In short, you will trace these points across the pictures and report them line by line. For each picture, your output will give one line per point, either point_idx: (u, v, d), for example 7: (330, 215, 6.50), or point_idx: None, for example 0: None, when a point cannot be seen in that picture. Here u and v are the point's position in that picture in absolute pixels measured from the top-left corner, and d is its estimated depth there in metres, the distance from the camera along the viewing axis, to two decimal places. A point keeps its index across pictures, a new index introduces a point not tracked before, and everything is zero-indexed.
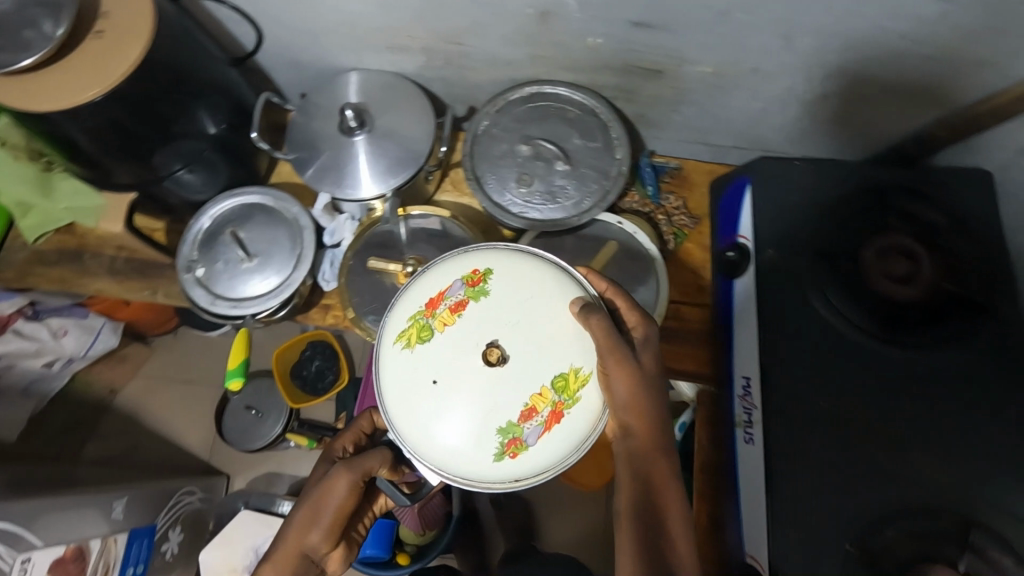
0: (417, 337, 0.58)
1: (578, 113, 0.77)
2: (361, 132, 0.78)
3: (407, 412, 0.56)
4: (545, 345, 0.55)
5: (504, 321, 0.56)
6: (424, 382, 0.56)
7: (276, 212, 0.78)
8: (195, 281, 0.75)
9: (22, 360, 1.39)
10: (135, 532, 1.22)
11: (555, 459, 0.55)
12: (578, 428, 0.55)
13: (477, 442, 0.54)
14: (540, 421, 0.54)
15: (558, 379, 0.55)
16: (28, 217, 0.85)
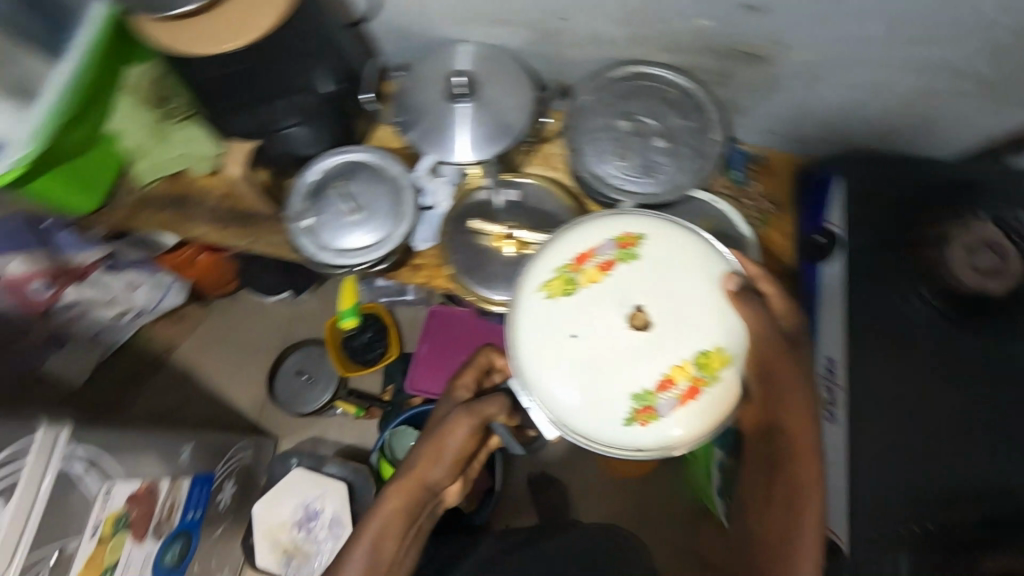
0: (561, 288, 0.62)
1: (676, 93, 0.80)
2: (466, 100, 0.81)
3: (548, 361, 0.60)
4: (690, 317, 0.59)
5: (658, 290, 0.59)
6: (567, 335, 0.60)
7: (379, 170, 0.82)
8: (303, 230, 0.80)
9: (97, 308, 1.47)
10: (197, 478, 1.29)
11: (682, 429, 0.59)
12: (709, 404, 0.59)
13: (611, 402, 0.59)
14: (675, 392, 0.58)
15: (700, 355, 0.58)
16: (142, 162, 0.90)
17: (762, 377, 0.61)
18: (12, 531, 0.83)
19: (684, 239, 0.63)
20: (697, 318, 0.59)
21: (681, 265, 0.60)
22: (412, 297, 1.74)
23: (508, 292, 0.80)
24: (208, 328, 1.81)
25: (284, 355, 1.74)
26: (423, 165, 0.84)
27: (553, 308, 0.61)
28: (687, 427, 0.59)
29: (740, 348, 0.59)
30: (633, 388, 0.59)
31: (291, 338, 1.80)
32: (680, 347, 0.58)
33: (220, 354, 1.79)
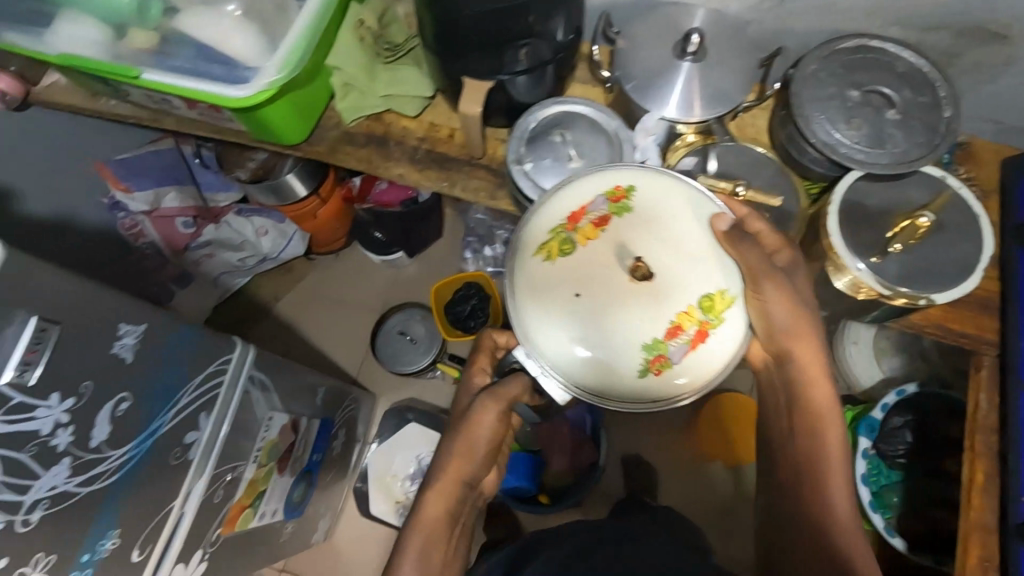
0: (558, 250, 0.66)
1: (908, 68, 0.79)
2: (691, 59, 0.82)
3: (559, 319, 0.64)
4: (681, 262, 0.64)
5: (649, 239, 0.64)
6: (576, 292, 0.64)
7: (597, 123, 0.84)
8: (524, 172, 0.81)
9: (225, 252, 1.51)
10: (323, 422, 1.32)
11: (695, 374, 0.63)
12: (715, 345, 0.64)
13: (626, 353, 0.63)
14: (684, 337, 0.63)
15: (705, 299, 0.63)
16: (348, 98, 0.91)
17: (772, 323, 0.74)
18: (208, 444, 0.85)
19: (671, 188, 0.67)
20: (696, 265, 0.64)
21: (678, 214, 0.66)
22: None
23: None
24: (311, 283, 1.84)
25: (386, 315, 1.77)
26: (648, 122, 0.83)
27: (559, 269, 0.65)
28: (696, 373, 0.63)
29: (738, 289, 0.65)
30: (645, 337, 0.63)
31: (392, 300, 1.82)
32: (682, 290, 0.63)
33: (322, 309, 1.82)
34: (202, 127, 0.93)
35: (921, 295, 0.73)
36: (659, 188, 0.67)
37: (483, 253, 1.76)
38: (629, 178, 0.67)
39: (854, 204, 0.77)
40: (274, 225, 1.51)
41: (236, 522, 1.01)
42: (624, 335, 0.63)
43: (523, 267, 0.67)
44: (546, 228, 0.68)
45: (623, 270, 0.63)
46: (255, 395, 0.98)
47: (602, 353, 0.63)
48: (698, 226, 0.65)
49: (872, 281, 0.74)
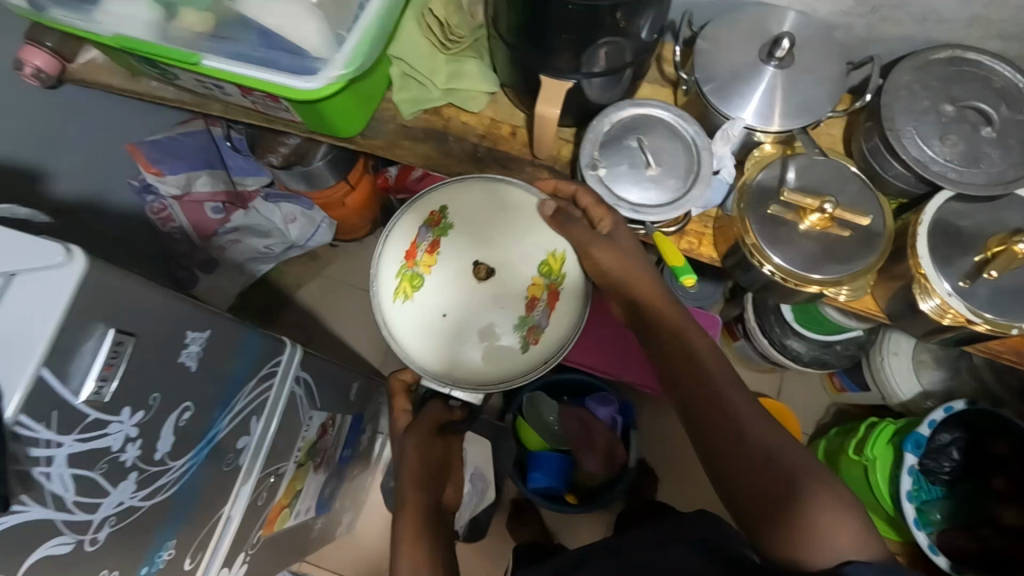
0: (410, 286, 0.80)
1: (1006, 84, 0.76)
2: (777, 65, 0.78)
3: (428, 336, 0.79)
4: (511, 247, 0.81)
5: (472, 243, 0.81)
6: (442, 313, 0.80)
7: (674, 129, 0.80)
8: (598, 179, 0.77)
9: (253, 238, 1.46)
10: (354, 417, 1.29)
11: (562, 331, 0.77)
12: (567, 304, 0.79)
13: (504, 336, 0.79)
14: (542, 304, 0.79)
15: (544, 266, 0.80)
16: (407, 90, 0.87)
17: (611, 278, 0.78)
18: (255, 448, 0.83)
19: (475, 184, 0.79)
20: (528, 240, 0.80)
21: (471, 210, 0.81)
22: None
23: (792, 262, 0.75)
24: (334, 270, 1.80)
25: None
26: (732, 129, 0.78)
27: (421, 303, 0.80)
28: (562, 329, 0.77)
29: (566, 245, 0.80)
30: (512, 318, 0.79)
31: None
32: (517, 266, 0.81)
33: (345, 297, 1.78)
34: (253, 116, 0.89)
35: (1013, 325, 0.70)
36: (455, 194, 0.80)
37: None
38: (443, 197, 0.80)
39: (948, 224, 0.74)
40: (303, 211, 1.46)
41: (276, 522, 0.98)
42: (497, 324, 0.80)
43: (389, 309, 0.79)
44: (394, 269, 0.80)
45: (470, 275, 0.81)
46: (298, 394, 0.94)
47: (489, 347, 0.79)
48: (520, 204, 0.80)
49: (957, 304, 0.71)
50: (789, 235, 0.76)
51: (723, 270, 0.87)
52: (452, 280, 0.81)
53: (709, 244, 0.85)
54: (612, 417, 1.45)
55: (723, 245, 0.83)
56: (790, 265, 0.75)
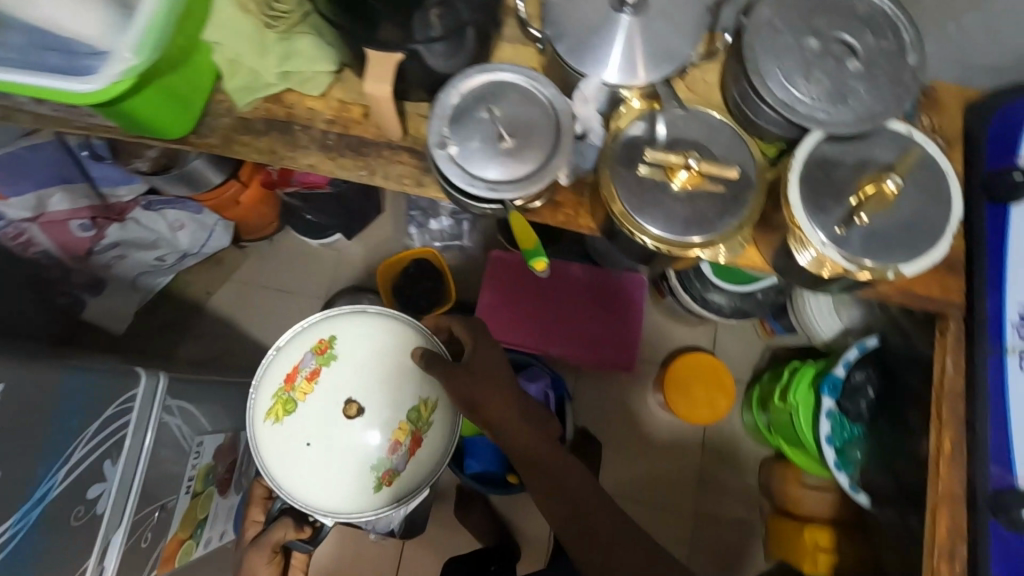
0: (282, 409, 0.98)
1: (871, 10, 0.71)
2: (630, 12, 0.71)
3: (296, 466, 0.96)
4: (386, 395, 0.99)
5: (350, 389, 0.99)
6: (304, 444, 0.97)
7: (530, 94, 0.73)
8: (449, 158, 0.70)
9: (139, 250, 1.36)
10: None
11: (417, 474, 0.98)
12: (426, 448, 0.99)
13: (362, 474, 0.97)
14: (403, 448, 0.98)
15: (413, 411, 0.99)
16: (237, 78, 0.78)
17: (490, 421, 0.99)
18: (119, 494, 0.76)
19: (359, 322, 1.03)
20: (398, 385, 1.00)
21: (359, 356, 1.00)
22: (466, 242, 1.66)
23: (666, 229, 0.70)
24: (245, 272, 1.69)
25: (333, 300, 1.66)
26: (587, 89, 0.73)
27: (288, 425, 0.97)
28: (416, 470, 0.98)
29: (435, 394, 1.01)
30: (373, 458, 0.97)
31: (337, 283, 1.70)
32: (385, 420, 0.98)
33: (259, 299, 1.68)
34: (67, 126, 0.79)
35: (891, 268, 0.67)
36: (350, 336, 1.02)
37: (429, 227, 1.65)
38: (331, 330, 1.02)
39: (819, 169, 0.70)
40: (191, 217, 1.37)
41: (177, 556, 0.93)
42: (354, 464, 0.96)
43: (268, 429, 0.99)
44: (271, 394, 0.99)
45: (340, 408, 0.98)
46: (172, 422, 0.86)
47: (350, 479, 0.97)
48: (398, 348, 1.02)
49: (835, 252, 0.68)
50: (660, 199, 0.71)
51: (604, 239, 0.82)
52: (322, 409, 0.98)
53: (584, 212, 0.79)
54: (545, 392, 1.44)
55: (600, 212, 0.78)
56: (665, 233, 0.70)
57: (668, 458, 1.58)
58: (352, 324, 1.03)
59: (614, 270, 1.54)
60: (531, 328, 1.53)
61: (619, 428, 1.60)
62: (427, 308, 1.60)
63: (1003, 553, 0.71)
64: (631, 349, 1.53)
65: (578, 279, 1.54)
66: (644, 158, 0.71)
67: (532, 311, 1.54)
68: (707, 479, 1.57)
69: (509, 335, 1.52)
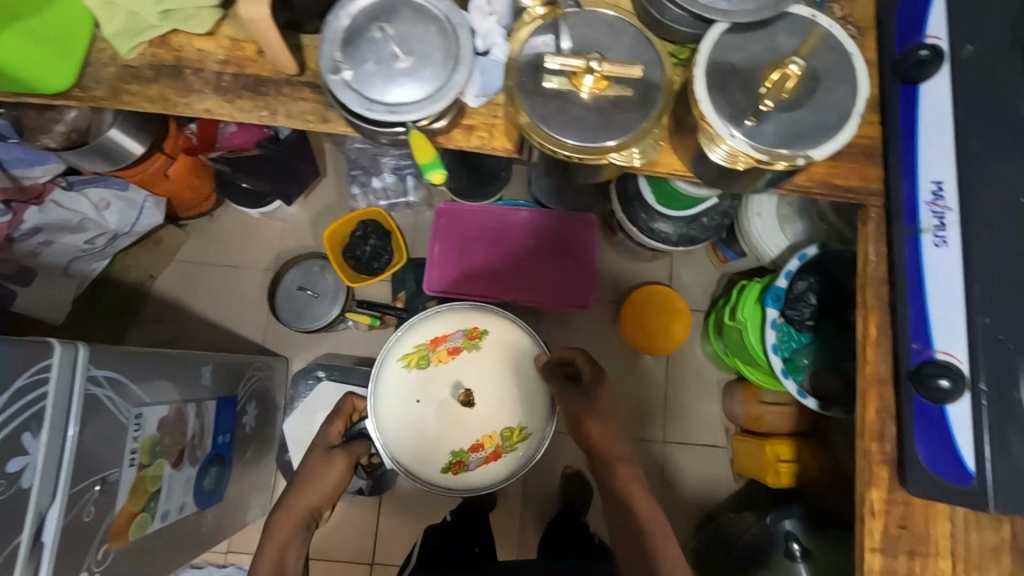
0: (417, 360, 1.17)
1: None
2: None
3: (404, 411, 1.15)
4: (495, 393, 1.16)
5: (473, 379, 1.16)
6: (416, 403, 1.15)
7: (424, 9, 0.69)
8: (344, 83, 0.67)
9: (66, 234, 1.30)
10: (221, 402, 1.21)
11: (477, 479, 1.14)
12: (499, 462, 1.15)
13: (443, 453, 1.14)
14: (482, 451, 1.14)
15: (507, 431, 1.15)
16: (114, 22, 0.73)
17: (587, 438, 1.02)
18: (49, 467, 0.75)
19: (512, 333, 1.20)
20: (513, 398, 1.16)
21: (497, 358, 1.18)
22: (412, 198, 1.62)
23: (583, 138, 0.68)
24: (189, 251, 1.64)
25: (282, 270, 1.62)
26: None
27: (417, 376, 1.16)
28: (479, 476, 1.14)
29: (531, 426, 1.16)
30: (456, 448, 1.14)
31: (285, 253, 1.66)
32: (486, 418, 1.15)
33: (208, 277, 1.64)
34: None
35: (801, 154, 0.66)
36: (500, 338, 1.19)
37: (373, 186, 1.61)
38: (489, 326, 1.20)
39: (725, 61, 0.68)
40: (117, 194, 1.32)
41: (130, 529, 0.92)
42: (441, 441, 1.14)
43: (402, 375, 1.16)
44: (414, 343, 1.18)
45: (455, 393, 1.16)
46: (100, 394, 0.83)
47: (432, 446, 1.14)
48: (524, 368, 1.18)
49: (746, 145, 0.66)
50: (568, 108, 0.69)
51: (523, 160, 0.80)
52: (444, 380, 1.16)
53: (499, 131, 0.77)
54: None
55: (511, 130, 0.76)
56: (582, 143, 0.68)
57: (632, 393, 1.60)
58: (501, 329, 1.20)
59: (560, 212, 1.53)
60: (485, 279, 1.51)
61: None
62: (380, 268, 1.57)
63: (923, 427, 0.67)
64: (587, 288, 1.52)
65: (525, 225, 1.53)
66: (550, 67, 0.68)
67: (483, 261, 1.52)
68: (672, 409, 1.60)
69: (463, 287, 1.51)
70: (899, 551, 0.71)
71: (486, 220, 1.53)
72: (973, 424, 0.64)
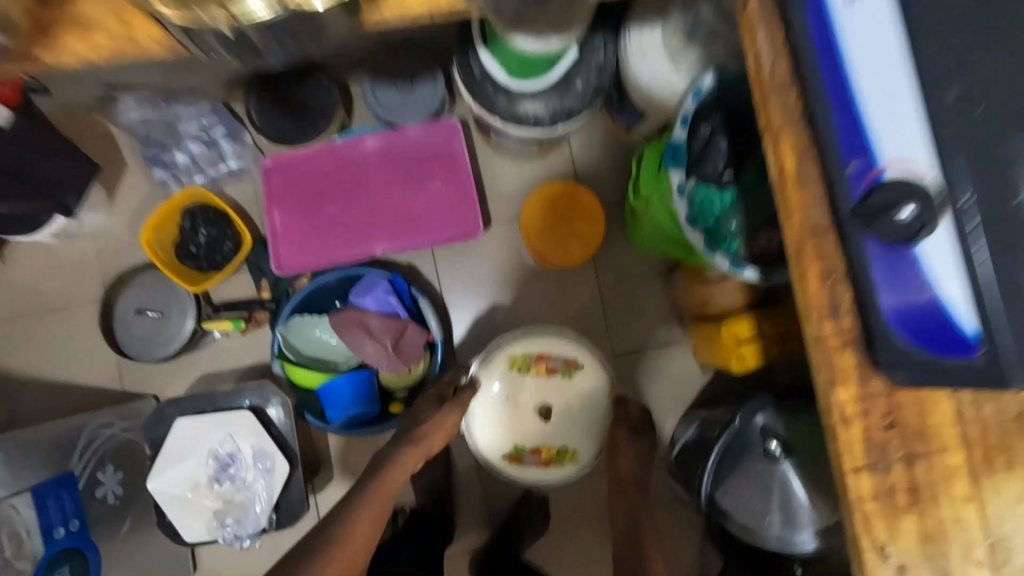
0: (519, 364, 1.24)
1: None
2: None
3: (490, 401, 1.23)
4: (576, 414, 1.24)
5: (557, 401, 1.24)
6: (503, 400, 1.24)
7: None
8: None
9: None
10: (42, 489, 0.96)
11: (525, 475, 1.23)
12: (548, 470, 1.23)
13: (505, 445, 1.24)
14: (537, 455, 1.23)
15: (562, 450, 1.23)
16: None
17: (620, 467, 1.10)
18: None
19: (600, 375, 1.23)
20: (584, 428, 1.24)
21: (584, 394, 1.24)
22: (236, 163, 1.30)
23: None
24: None
25: (112, 295, 1.31)
26: None
27: (512, 378, 1.23)
28: (528, 477, 1.23)
29: (585, 456, 1.22)
30: (519, 444, 1.23)
31: (112, 275, 1.33)
32: (557, 432, 1.25)
33: (29, 331, 1.32)
34: None
35: None
36: (590, 372, 1.24)
37: (180, 163, 1.28)
38: (584, 358, 1.23)
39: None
40: None
41: None
42: (511, 435, 1.24)
43: (507, 380, 1.24)
44: (522, 348, 1.24)
45: (538, 406, 1.24)
46: None
47: (505, 436, 1.24)
48: (599, 400, 1.24)
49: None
50: None
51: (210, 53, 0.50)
52: (535, 387, 1.24)
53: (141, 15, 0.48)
54: (385, 301, 1.20)
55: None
56: None
57: (568, 314, 1.36)
58: (596, 361, 1.24)
59: (411, 128, 1.22)
60: (347, 236, 1.21)
61: (502, 306, 1.35)
62: (225, 259, 1.29)
63: (884, 265, 0.51)
64: (472, 208, 1.22)
65: (375, 156, 1.22)
66: None
67: (338, 215, 1.21)
68: (619, 320, 1.37)
69: (324, 254, 1.21)
70: (887, 453, 0.52)
71: (327, 168, 1.22)
72: (948, 242, 0.49)
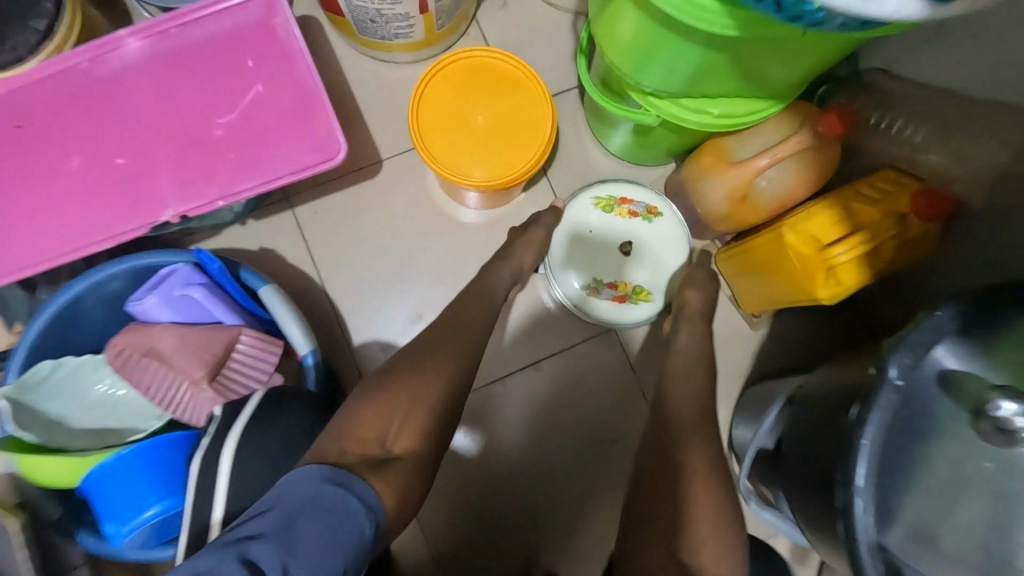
0: (607, 206, 0.84)
1: None
2: None
3: (566, 232, 0.84)
4: (673, 256, 0.84)
5: (648, 249, 0.84)
6: (580, 231, 0.84)
7: None
8: None
9: None
10: None
11: (594, 311, 0.84)
12: (622, 312, 0.84)
13: (574, 278, 0.84)
14: (615, 290, 0.84)
15: (641, 290, 0.84)
16: None
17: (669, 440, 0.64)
18: None
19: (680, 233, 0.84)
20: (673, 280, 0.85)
21: (675, 243, 0.84)
22: None
23: None
24: None
25: None
26: None
27: (589, 218, 0.84)
28: (602, 315, 0.84)
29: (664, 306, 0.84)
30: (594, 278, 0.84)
31: None
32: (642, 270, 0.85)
33: None
34: None
35: None
36: (673, 228, 0.84)
37: None
38: (668, 208, 0.84)
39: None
40: None
41: None
42: (586, 262, 0.84)
43: (581, 214, 0.84)
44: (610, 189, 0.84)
45: (619, 244, 0.85)
46: None
47: (579, 269, 0.84)
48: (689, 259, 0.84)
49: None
50: None
51: None
52: (617, 224, 0.84)
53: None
54: (183, 300, 0.66)
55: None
56: None
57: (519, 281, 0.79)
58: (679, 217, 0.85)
59: (194, 7, 0.71)
60: (109, 204, 0.69)
61: (424, 276, 0.86)
62: None
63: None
64: (324, 116, 0.71)
65: (142, 65, 0.71)
66: None
67: (91, 169, 0.70)
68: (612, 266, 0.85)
69: (65, 241, 0.68)
70: None
71: (57, 94, 0.70)
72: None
